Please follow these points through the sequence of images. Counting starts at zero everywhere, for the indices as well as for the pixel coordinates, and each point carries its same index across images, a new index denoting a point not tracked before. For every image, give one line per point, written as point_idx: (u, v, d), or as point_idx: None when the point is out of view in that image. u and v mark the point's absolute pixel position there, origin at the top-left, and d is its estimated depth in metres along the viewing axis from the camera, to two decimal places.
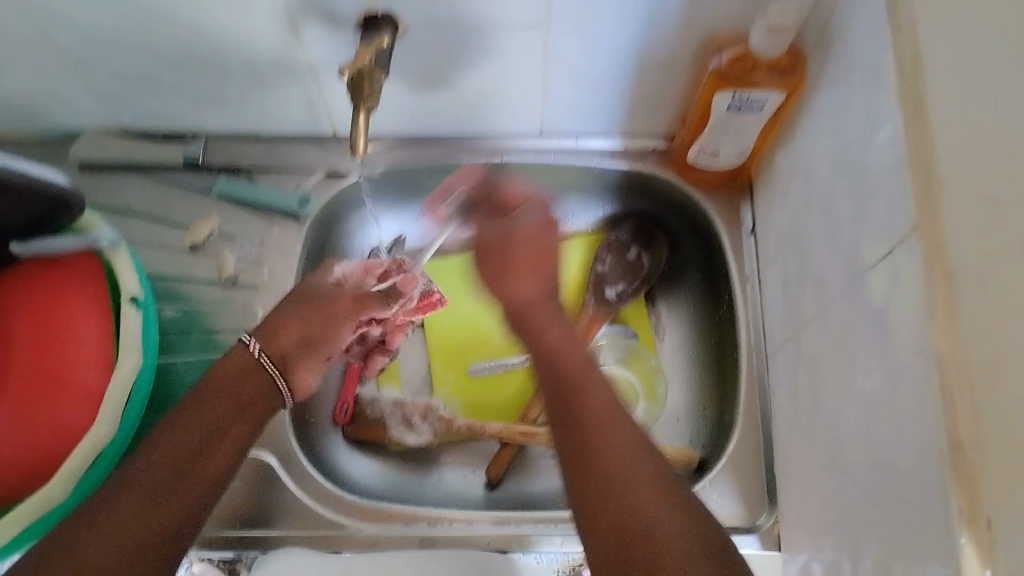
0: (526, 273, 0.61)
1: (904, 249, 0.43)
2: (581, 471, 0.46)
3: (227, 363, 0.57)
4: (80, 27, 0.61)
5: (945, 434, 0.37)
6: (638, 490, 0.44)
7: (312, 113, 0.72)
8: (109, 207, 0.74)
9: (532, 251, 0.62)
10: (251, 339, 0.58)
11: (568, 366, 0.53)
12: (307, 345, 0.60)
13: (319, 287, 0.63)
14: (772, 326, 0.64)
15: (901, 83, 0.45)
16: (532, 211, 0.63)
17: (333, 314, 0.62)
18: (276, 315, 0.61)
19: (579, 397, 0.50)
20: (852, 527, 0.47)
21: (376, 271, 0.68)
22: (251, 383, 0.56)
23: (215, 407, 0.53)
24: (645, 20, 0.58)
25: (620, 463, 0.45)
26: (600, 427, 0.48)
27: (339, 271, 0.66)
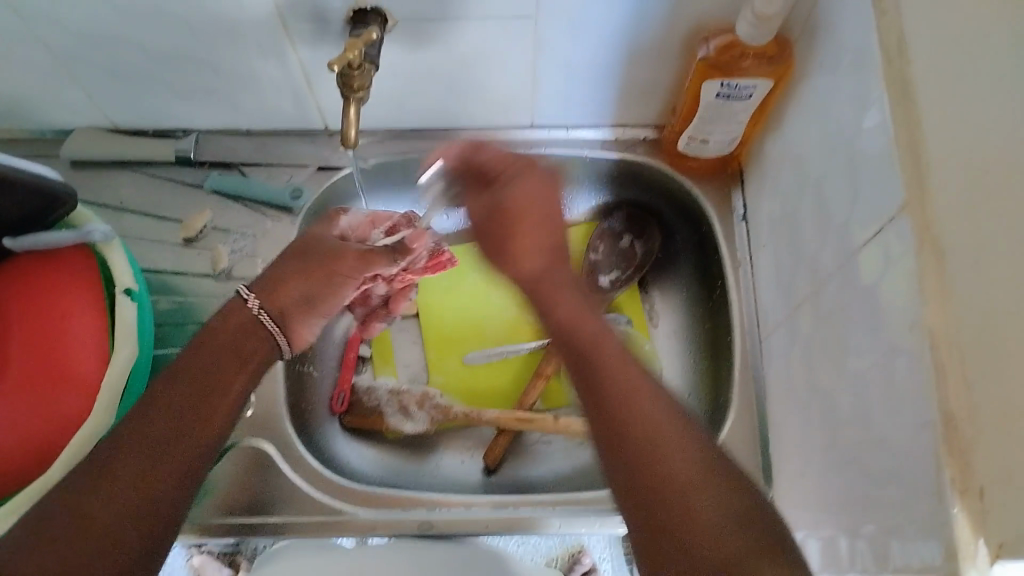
0: (525, 252, 0.55)
1: (894, 228, 0.44)
2: (615, 447, 0.44)
3: (226, 318, 0.54)
4: (65, 23, 0.60)
5: (937, 410, 0.38)
6: (674, 465, 0.42)
7: (303, 107, 0.72)
8: (102, 203, 0.74)
9: (538, 213, 0.55)
10: (249, 293, 0.56)
11: (580, 330, 0.50)
12: (308, 304, 0.58)
13: (324, 241, 0.61)
14: (765, 309, 0.65)
15: (888, 69, 0.45)
16: (513, 181, 0.56)
17: (335, 272, 0.59)
18: (278, 268, 0.59)
19: (604, 366, 0.47)
20: (848, 503, 0.48)
21: (383, 224, 0.67)
22: (253, 340, 0.54)
23: (219, 361, 0.51)
24: (634, 10, 0.59)
25: (654, 438, 0.43)
26: (630, 399, 0.45)
27: (345, 223, 0.65)
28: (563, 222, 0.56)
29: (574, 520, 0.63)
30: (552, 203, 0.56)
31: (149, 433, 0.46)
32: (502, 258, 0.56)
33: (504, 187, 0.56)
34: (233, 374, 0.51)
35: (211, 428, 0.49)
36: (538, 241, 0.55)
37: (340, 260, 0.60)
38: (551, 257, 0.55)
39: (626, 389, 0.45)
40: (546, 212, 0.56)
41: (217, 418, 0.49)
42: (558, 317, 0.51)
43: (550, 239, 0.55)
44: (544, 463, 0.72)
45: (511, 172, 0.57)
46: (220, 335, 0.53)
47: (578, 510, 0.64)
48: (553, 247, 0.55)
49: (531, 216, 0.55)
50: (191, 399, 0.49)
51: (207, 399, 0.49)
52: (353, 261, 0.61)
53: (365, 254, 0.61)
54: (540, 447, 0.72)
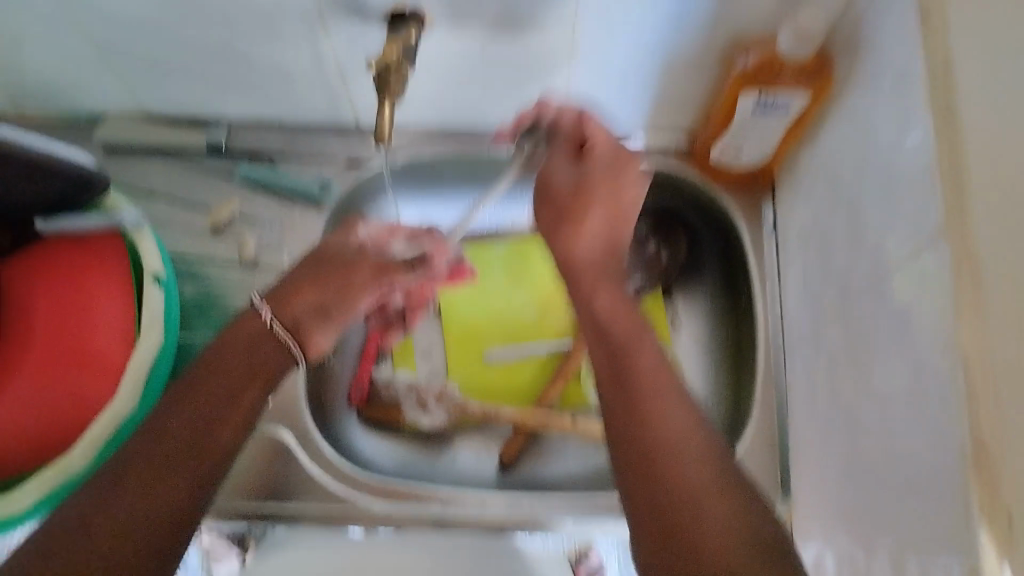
0: (582, 228, 0.53)
1: (930, 251, 0.44)
2: (632, 458, 0.44)
3: (237, 330, 0.55)
4: (106, 12, 0.61)
5: (967, 435, 0.39)
6: (693, 487, 0.41)
7: (336, 101, 0.72)
8: (133, 190, 0.75)
9: (621, 206, 0.54)
10: (262, 303, 0.56)
11: (616, 330, 0.49)
12: (322, 314, 0.58)
13: (341, 249, 0.61)
14: (792, 320, 0.66)
15: (932, 87, 0.45)
16: (607, 167, 0.55)
17: (352, 281, 0.59)
18: (292, 278, 0.59)
19: (633, 375, 0.46)
20: (868, 518, 0.49)
21: (404, 230, 0.65)
22: (263, 354, 0.54)
23: (224, 380, 0.51)
24: (674, 18, 0.59)
25: (676, 458, 0.42)
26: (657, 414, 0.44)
27: (363, 233, 0.63)
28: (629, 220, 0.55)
29: (585, 520, 0.65)
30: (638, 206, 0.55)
31: (160, 448, 0.47)
32: (556, 224, 0.55)
33: (599, 166, 0.56)
34: (237, 393, 0.51)
35: (213, 450, 0.49)
36: (607, 233, 0.53)
37: (356, 271, 0.60)
38: (607, 250, 0.53)
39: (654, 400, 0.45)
40: (620, 202, 0.54)
41: (229, 430, 0.50)
42: (596, 309, 0.50)
43: (615, 225, 0.54)
44: (561, 459, 0.72)
45: (613, 159, 0.56)
46: (228, 348, 0.54)
47: (589, 511, 0.66)
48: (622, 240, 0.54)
49: (609, 207, 0.54)
50: (202, 412, 0.49)
51: (212, 418, 0.50)
52: (370, 272, 0.60)
53: (381, 267, 0.61)
54: (557, 444, 0.73)
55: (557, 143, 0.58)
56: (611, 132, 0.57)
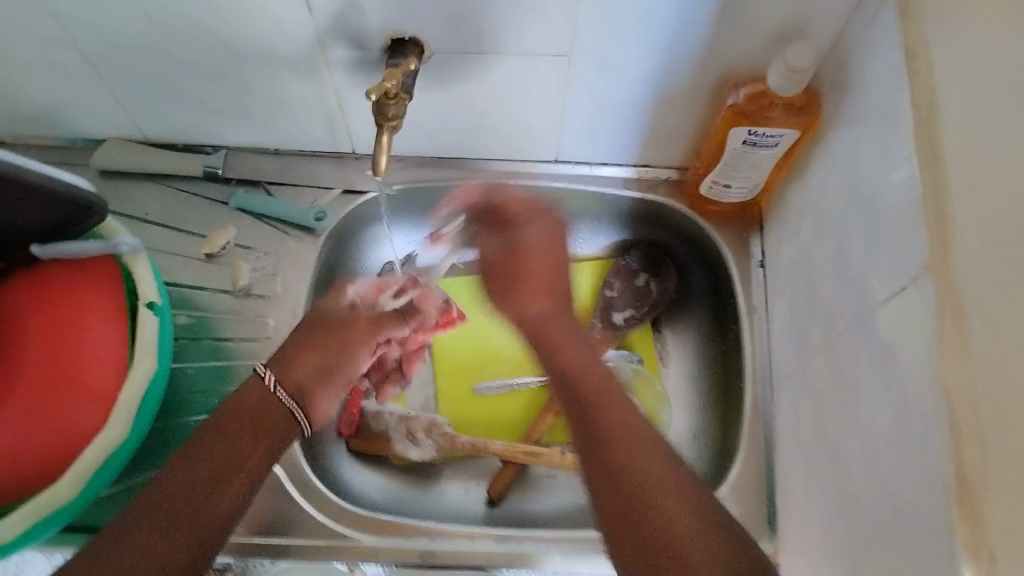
0: (537, 289, 0.57)
1: (915, 286, 0.44)
2: (607, 492, 0.45)
3: (244, 395, 0.55)
4: (108, 37, 0.61)
5: (951, 472, 0.38)
6: (674, 523, 0.42)
7: (333, 130, 0.72)
8: (127, 214, 0.75)
9: (543, 261, 0.58)
10: (266, 370, 0.57)
11: (584, 378, 0.51)
12: (324, 374, 0.59)
13: (331, 312, 0.62)
14: (778, 357, 0.66)
15: (918, 126, 0.46)
16: (529, 222, 0.59)
17: (348, 339, 0.61)
18: (288, 346, 0.59)
19: (598, 414, 0.48)
20: (854, 558, 0.49)
21: (391, 288, 0.69)
22: (271, 417, 0.54)
23: (233, 440, 0.51)
24: (666, 54, 0.60)
25: (653, 494, 0.43)
26: (625, 446, 0.46)
27: (353, 292, 0.66)
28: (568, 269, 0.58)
29: (575, 558, 0.63)
30: (559, 245, 0.59)
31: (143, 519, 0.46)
32: (507, 294, 0.58)
33: (521, 228, 0.59)
34: (248, 454, 0.51)
35: (222, 501, 0.49)
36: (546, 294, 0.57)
37: (350, 328, 0.62)
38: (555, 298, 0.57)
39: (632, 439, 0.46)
40: (556, 256, 0.58)
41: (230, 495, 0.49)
42: (557, 363, 0.53)
43: (558, 282, 0.57)
44: (550, 495, 0.72)
45: (528, 213, 0.60)
46: (237, 411, 0.53)
47: (580, 548, 0.64)
48: (559, 287, 0.57)
49: (541, 261, 0.58)
50: (196, 480, 0.48)
51: (223, 472, 0.50)
52: (364, 330, 0.63)
53: (376, 322, 0.65)
54: (545, 480, 0.72)
55: (485, 228, 0.63)
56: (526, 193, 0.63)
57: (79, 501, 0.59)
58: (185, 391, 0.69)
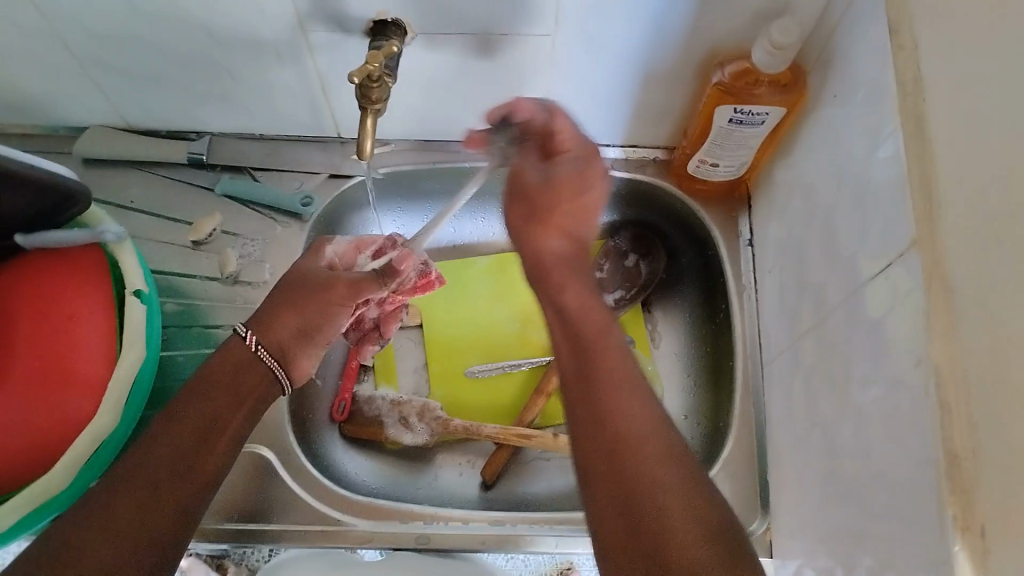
0: (552, 227, 0.57)
1: (903, 262, 0.44)
2: (592, 442, 0.45)
3: (223, 356, 0.54)
4: (86, 24, 0.61)
5: (940, 448, 0.38)
6: (654, 476, 0.42)
7: (317, 113, 0.72)
8: (112, 202, 0.74)
9: (573, 196, 0.57)
10: (245, 330, 0.56)
11: (584, 321, 0.51)
12: (306, 335, 0.57)
13: (313, 271, 0.59)
14: (768, 335, 0.66)
15: (903, 100, 0.46)
16: (575, 161, 0.57)
17: (328, 300, 0.57)
18: (271, 304, 0.57)
19: (596, 362, 0.48)
20: (845, 535, 0.49)
21: (368, 249, 0.65)
22: (250, 378, 0.54)
23: (215, 406, 0.51)
24: (652, 32, 0.59)
25: (639, 446, 0.44)
26: (618, 401, 0.46)
27: (330, 251, 0.62)
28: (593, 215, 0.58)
29: (570, 540, 0.63)
30: (602, 193, 0.58)
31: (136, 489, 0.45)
32: (527, 225, 0.57)
33: (566, 168, 0.57)
34: (231, 417, 0.52)
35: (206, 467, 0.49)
36: (574, 228, 0.57)
37: (330, 289, 0.58)
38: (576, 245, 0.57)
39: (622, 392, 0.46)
40: (586, 197, 0.57)
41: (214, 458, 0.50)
42: (566, 304, 0.52)
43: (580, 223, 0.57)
44: (543, 478, 0.72)
45: (577, 154, 0.57)
46: (218, 374, 0.53)
47: (575, 529, 0.64)
48: (585, 233, 0.57)
49: (573, 203, 0.57)
50: (184, 445, 0.48)
51: (206, 436, 0.50)
52: (342, 290, 0.58)
53: (350, 281, 0.58)
54: (538, 463, 0.72)
55: (528, 147, 0.57)
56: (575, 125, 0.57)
57: (71, 490, 0.58)
58: (176, 380, 0.68)
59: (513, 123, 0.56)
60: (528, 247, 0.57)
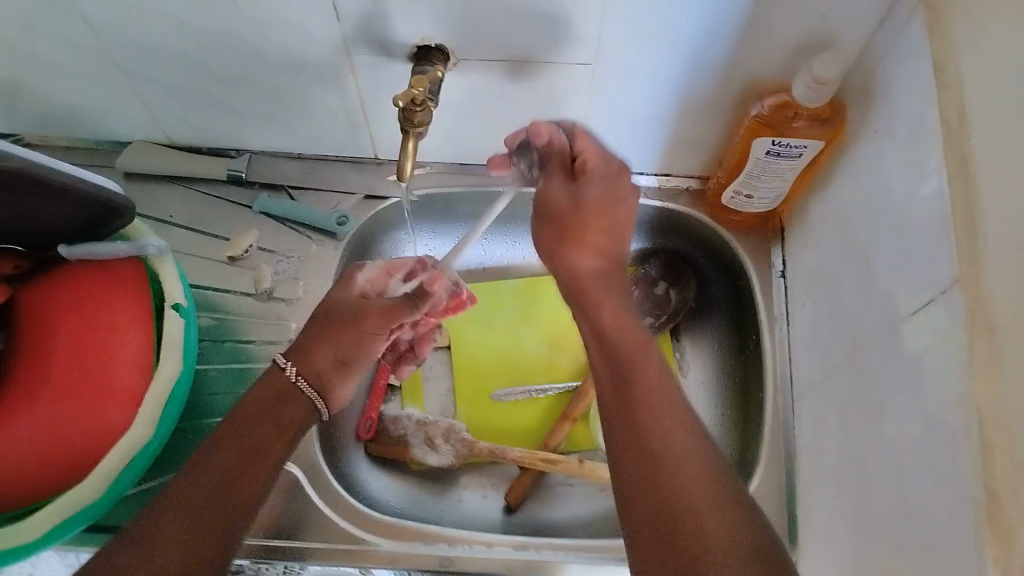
0: (587, 246, 0.54)
1: (944, 300, 0.44)
2: (628, 443, 0.46)
3: (264, 387, 0.55)
4: (137, 42, 0.62)
5: (981, 487, 0.38)
6: (690, 477, 0.43)
7: (356, 134, 0.73)
8: (152, 216, 0.76)
9: (599, 219, 0.54)
10: (285, 361, 0.57)
11: (621, 338, 0.51)
12: (343, 366, 0.58)
13: (344, 303, 0.60)
14: (800, 368, 0.66)
15: (946, 138, 0.46)
16: (598, 181, 0.55)
17: (362, 331, 0.59)
18: (307, 335, 0.59)
19: (629, 368, 0.49)
20: (879, 573, 0.48)
21: (399, 272, 0.65)
22: (291, 405, 0.55)
23: (253, 434, 0.52)
24: (691, 63, 0.60)
25: (671, 449, 0.44)
26: (653, 409, 0.47)
27: (362, 278, 0.62)
28: (625, 233, 0.55)
29: (595, 567, 0.63)
30: (625, 216, 0.55)
31: (168, 521, 0.45)
32: (561, 244, 0.55)
33: (592, 184, 0.54)
34: (270, 442, 0.52)
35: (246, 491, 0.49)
36: (605, 243, 0.54)
37: (364, 320, 0.59)
38: (609, 259, 0.54)
39: (660, 395, 0.47)
40: (615, 218, 0.55)
41: (254, 484, 0.50)
42: (603, 324, 0.52)
43: (613, 242, 0.55)
44: (565, 505, 0.72)
45: (600, 173, 0.55)
46: (254, 406, 0.54)
47: (600, 557, 0.64)
48: (616, 254, 0.55)
49: (603, 220, 0.54)
50: (217, 484, 0.48)
51: (244, 464, 0.50)
52: (376, 320, 0.59)
53: (387, 310, 0.60)
54: (562, 489, 0.72)
55: (551, 168, 0.56)
56: (601, 144, 0.56)
57: (104, 501, 0.59)
58: (208, 394, 0.69)
59: (538, 146, 0.57)
60: (564, 267, 0.55)
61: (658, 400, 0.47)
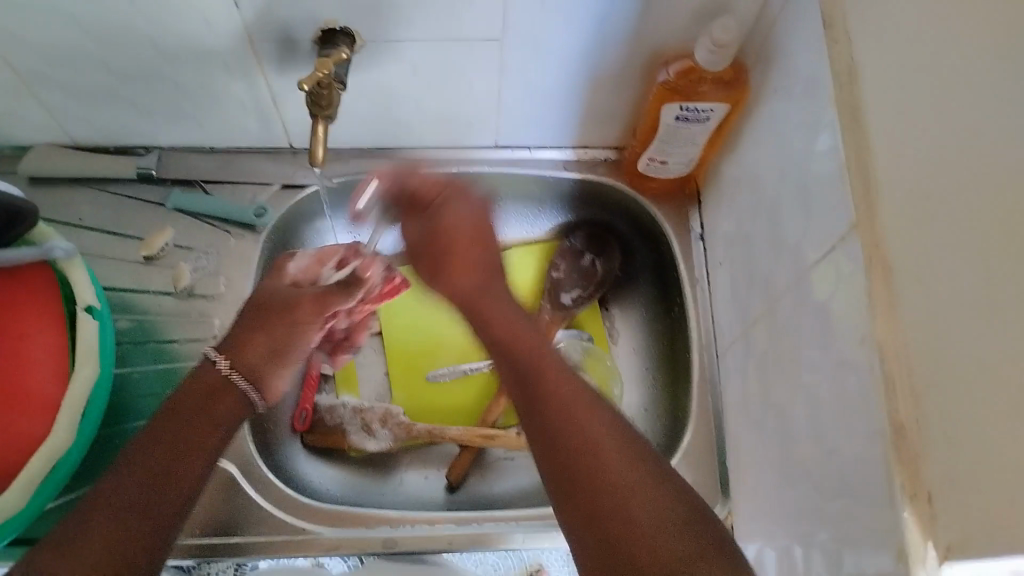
0: (461, 266, 0.58)
1: (844, 248, 0.46)
2: (552, 456, 0.46)
3: (195, 382, 0.54)
4: (29, 40, 0.60)
5: (886, 420, 0.40)
6: (612, 473, 0.44)
7: (268, 124, 0.72)
8: (60, 220, 0.73)
9: (467, 239, 0.58)
10: (217, 354, 0.56)
11: (524, 347, 0.52)
12: (277, 355, 0.58)
13: (277, 293, 0.61)
14: (722, 326, 0.68)
15: (838, 93, 0.48)
16: (444, 205, 0.58)
17: (297, 318, 0.60)
18: (239, 326, 0.59)
19: (541, 377, 0.49)
20: (802, 514, 0.50)
21: (331, 259, 0.67)
22: (223, 401, 0.54)
23: (186, 426, 0.51)
24: (595, 35, 0.61)
25: (589, 446, 0.45)
26: (567, 410, 0.47)
27: (293, 268, 0.65)
28: (490, 236, 0.59)
29: (538, 535, 0.64)
30: (484, 225, 0.59)
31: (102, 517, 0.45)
32: (438, 274, 0.59)
33: (439, 214, 0.58)
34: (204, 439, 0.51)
35: (180, 487, 0.48)
36: (470, 261, 0.58)
37: (298, 308, 0.61)
38: (483, 271, 0.58)
39: (569, 397, 0.48)
40: (476, 229, 0.58)
41: (188, 481, 0.49)
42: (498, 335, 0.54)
43: (482, 253, 0.58)
44: (508, 478, 0.72)
45: (439, 197, 0.59)
46: (188, 399, 0.52)
47: (541, 526, 0.65)
48: (488, 259, 0.58)
49: (463, 238, 0.58)
50: (151, 477, 0.47)
51: (179, 457, 0.49)
52: (312, 306, 0.62)
53: (321, 297, 0.63)
54: (502, 463, 0.73)
55: (403, 210, 0.61)
56: (434, 174, 0.60)
57: (25, 512, 0.58)
58: (132, 396, 0.68)
59: (383, 193, 0.61)
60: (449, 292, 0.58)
61: (569, 401, 0.48)
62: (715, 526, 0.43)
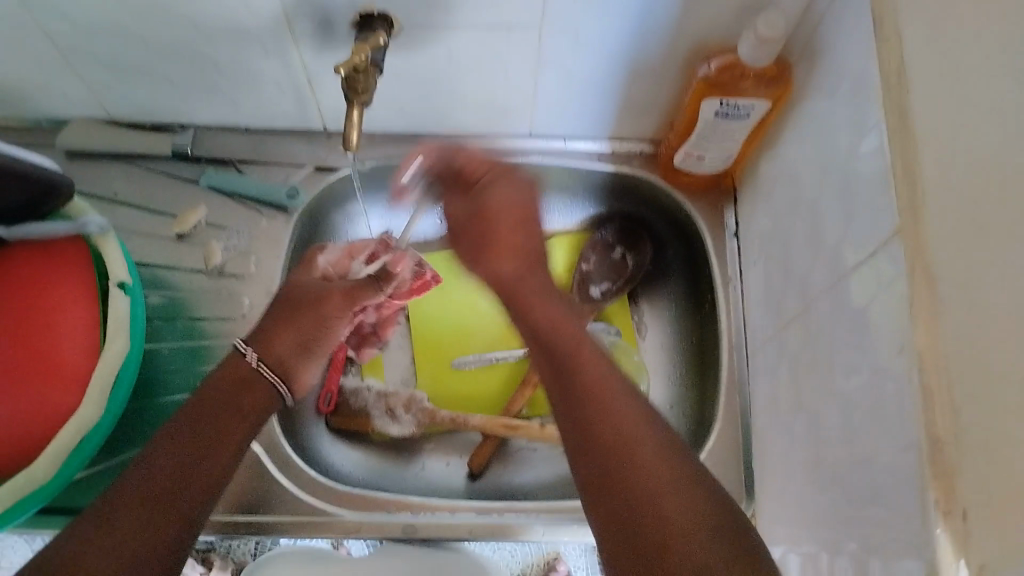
0: (502, 249, 0.55)
1: (885, 253, 0.45)
2: (582, 449, 0.45)
3: (226, 372, 0.55)
4: (71, 17, 0.60)
5: (924, 432, 0.39)
6: (646, 471, 0.43)
7: (303, 105, 0.71)
8: (97, 195, 0.74)
9: (513, 219, 0.56)
10: (247, 346, 0.57)
11: (563, 331, 0.50)
12: (305, 349, 0.59)
13: (306, 287, 0.62)
14: (754, 326, 0.67)
15: (886, 93, 0.46)
16: (498, 182, 0.57)
17: (325, 312, 0.61)
18: (267, 321, 0.59)
19: (575, 363, 0.48)
20: (830, 520, 0.50)
21: (361, 254, 0.69)
22: (255, 393, 0.55)
23: (214, 417, 0.51)
24: (637, 27, 0.60)
25: (624, 440, 0.44)
26: (600, 401, 0.46)
27: (323, 262, 0.66)
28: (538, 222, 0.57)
29: (557, 529, 0.64)
30: (530, 210, 0.56)
31: (131, 499, 0.45)
32: (475, 258, 0.57)
33: (487, 191, 0.57)
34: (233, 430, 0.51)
35: (209, 475, 0.48)
36: (521, 241, 0.55)
37: (327, 301, 0.61)
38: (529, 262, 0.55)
39: (599, 390, 0.47)
40: (521, 212, 0.56)
41: (217, 466, 0.49)
42: (540, 322, 0.51)
43: (526, 240, 0.56)
44: (531, 467, 0.72)
45: (493, 176, 0.58)
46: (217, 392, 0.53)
47: (562, 519, 0.65)
48: (531, 250, 0.56)
49: (511, 218, 0.56)
50: (180, 464, 0.47)
51: (207, 446, 0.49)
52: (340, 301, 0.62)
53: (349, 292, 0.64)
54: (523, 453, 0.73)
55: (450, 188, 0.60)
56: (485, 154, 0.60)
57: (53, 484, 0.58)
58: (160, 371, 0.69)
59: (431, 171, 0.62)
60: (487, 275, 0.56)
61: (599, 394, 0.46)
62: (745, 524, 0.42)
